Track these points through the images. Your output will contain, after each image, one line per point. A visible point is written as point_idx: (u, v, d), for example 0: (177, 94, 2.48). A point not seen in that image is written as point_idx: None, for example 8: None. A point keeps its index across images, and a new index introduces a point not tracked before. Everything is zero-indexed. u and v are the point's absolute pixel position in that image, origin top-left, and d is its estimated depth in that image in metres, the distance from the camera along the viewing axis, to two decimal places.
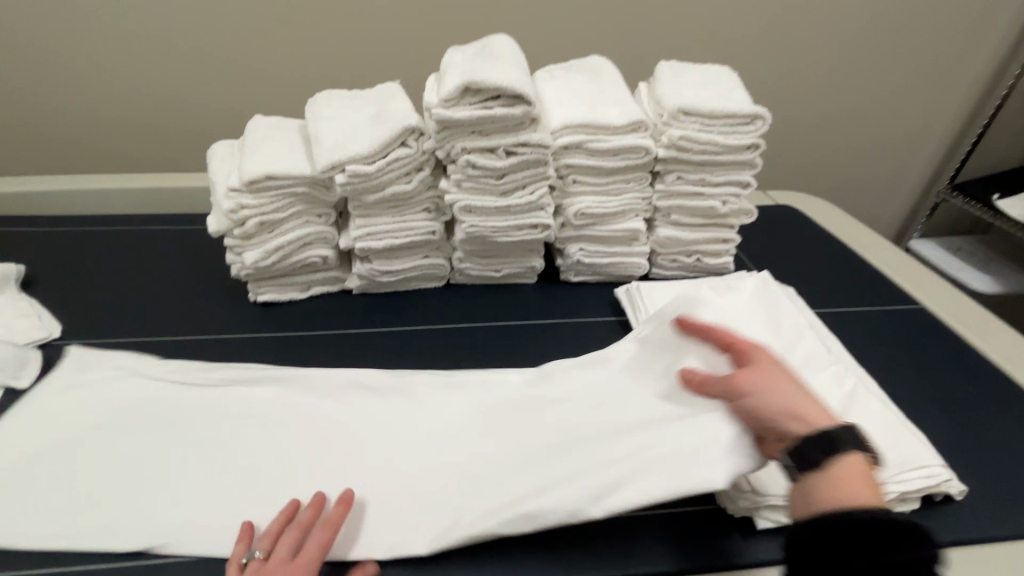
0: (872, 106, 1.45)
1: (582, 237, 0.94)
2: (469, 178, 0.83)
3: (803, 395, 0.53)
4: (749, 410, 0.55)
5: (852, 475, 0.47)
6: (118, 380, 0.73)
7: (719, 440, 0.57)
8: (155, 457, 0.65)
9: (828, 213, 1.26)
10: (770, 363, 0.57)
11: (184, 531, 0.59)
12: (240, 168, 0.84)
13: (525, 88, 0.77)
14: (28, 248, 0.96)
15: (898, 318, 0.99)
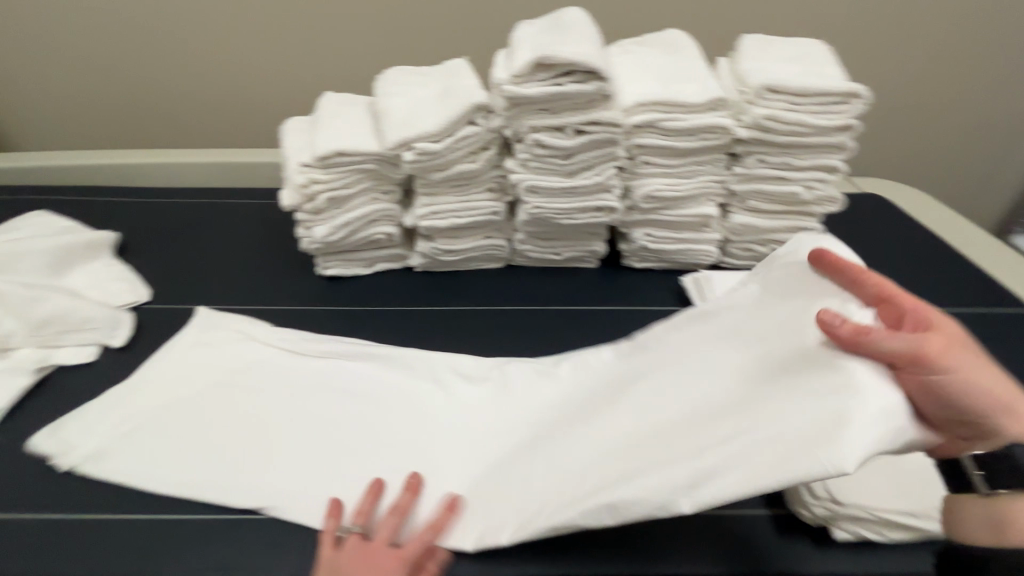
0: (985, 85, 1.29)
1: (649, 221, 0.90)
2: (536, 157, 0.81)
3: (991, 375, 0.48)
4: (957, 391, 0.46)
5: None
6: (205, 344, 0.76)
7: (843, 416, 0.45)
8: (249, 422, 0.68)
9: (927, 203, 1.14)
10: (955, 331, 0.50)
11: (275, 497, 0.61)
12: (313, 145, 0.85)
13: (599, 64, 0.73)
14: (122, 219, 1.02)
15: (1006, 322, 0.88)
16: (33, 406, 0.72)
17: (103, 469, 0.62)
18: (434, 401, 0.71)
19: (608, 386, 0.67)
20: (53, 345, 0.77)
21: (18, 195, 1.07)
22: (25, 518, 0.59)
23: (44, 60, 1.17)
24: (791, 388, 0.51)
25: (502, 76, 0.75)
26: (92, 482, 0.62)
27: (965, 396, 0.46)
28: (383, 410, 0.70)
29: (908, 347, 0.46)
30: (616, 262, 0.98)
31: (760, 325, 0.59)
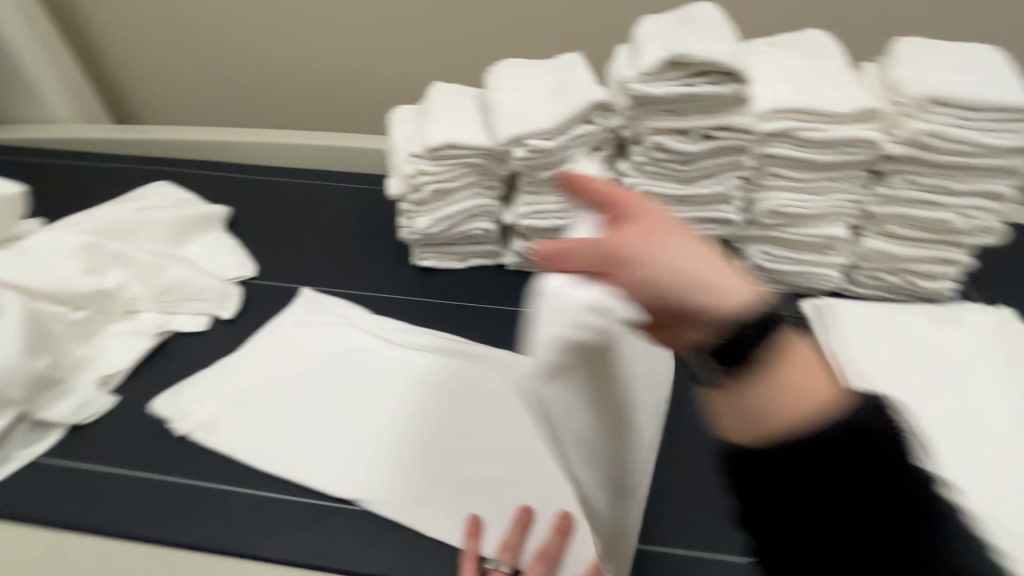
0: None
1: (767, 238, 0.83)
2: (653, 162, 0.76)
3: (684, 260, 0.40)
4: (642, 281, 0.39)
5: (796, 378, 0.37)
6: (311, 326, 0.78)
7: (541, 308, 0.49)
8: (351, 411, 0.68)
9: None
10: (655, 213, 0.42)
11: (374, 491, 0.61)
12: (422, 135, 0.85)
13: (740, 65, 0.67)
14: (234, 195, 1.07)
15: None
16: (153, 367, 0.76)
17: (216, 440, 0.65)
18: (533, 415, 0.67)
19: None
20: (172, 311, 0.81)
21: (144, 164, 1.15)
22: (145, 477, 0.63)
23: (174, 39, 1.25)
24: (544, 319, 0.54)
25: (630, 73, 0.71)
26: (206, 449, 0.65)
27: (653, 271, 0.39)
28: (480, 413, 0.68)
29: (598, 253, 0.40)
30: None
31: None
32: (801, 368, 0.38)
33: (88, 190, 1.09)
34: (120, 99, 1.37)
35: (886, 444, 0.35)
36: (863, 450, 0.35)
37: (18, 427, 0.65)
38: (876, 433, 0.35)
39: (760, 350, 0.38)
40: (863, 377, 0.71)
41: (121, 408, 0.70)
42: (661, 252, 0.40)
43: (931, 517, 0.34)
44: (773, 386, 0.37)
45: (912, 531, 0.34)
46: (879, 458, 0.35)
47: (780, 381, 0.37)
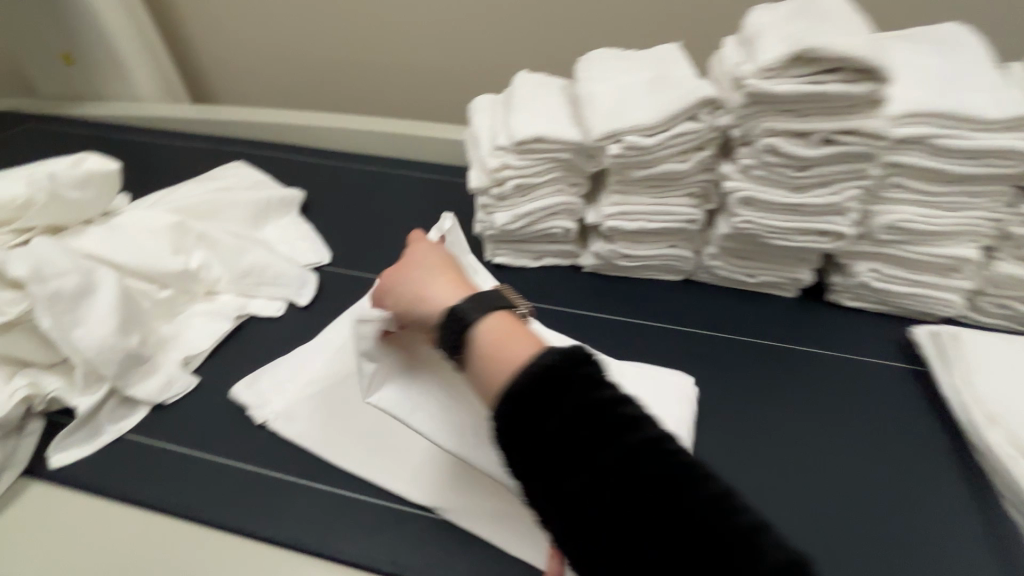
0: None
1: (881, 255, 0.75)
2: (761, 166, 0.70)
3: (431, 283, 0.54)
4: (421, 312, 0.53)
5: (494, 347, 0.46)
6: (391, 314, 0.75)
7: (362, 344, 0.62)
8: None
9: None
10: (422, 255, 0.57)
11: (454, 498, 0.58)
12: (508, 127, 0.81)
13: (880, 61, 0.60)
14: (308, 180, 1.07)
15: None
16: (230, 350, 0.76)
17: (294, 433, 0.64)
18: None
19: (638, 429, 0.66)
20: (249, 294, 0.81)
21: (223, 145, 1.17)
22: (226, 463, 0.63)
23: (255, 20, 1.25)
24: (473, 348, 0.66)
25: (749, 67, 0.64)
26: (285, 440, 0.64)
27: (411, 296, 0.54)
28: None
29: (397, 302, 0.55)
30: (821, 296, 0.83)
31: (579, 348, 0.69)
32: (505, 332, 0.47)
33: (171, 167, 1.11)
34: (201, 78, 1.40)
35: (591, 387, 0.41)
36: (556, 396, 0.40)
37: (108, 402, 0.66)
38: (563, 374, 0.41)
39: (473, 326, 0.47)
40: (997, 417, 0.63)
41: (202, 389, 0.71)
42: (409, 274, 0.56)
43: (660, 456, 0.38)
44: (481, 352, 0.46)
45: (634, 468, 0.38)
46: (618, 407, 0.40)
47: (487, 350, 0.46)
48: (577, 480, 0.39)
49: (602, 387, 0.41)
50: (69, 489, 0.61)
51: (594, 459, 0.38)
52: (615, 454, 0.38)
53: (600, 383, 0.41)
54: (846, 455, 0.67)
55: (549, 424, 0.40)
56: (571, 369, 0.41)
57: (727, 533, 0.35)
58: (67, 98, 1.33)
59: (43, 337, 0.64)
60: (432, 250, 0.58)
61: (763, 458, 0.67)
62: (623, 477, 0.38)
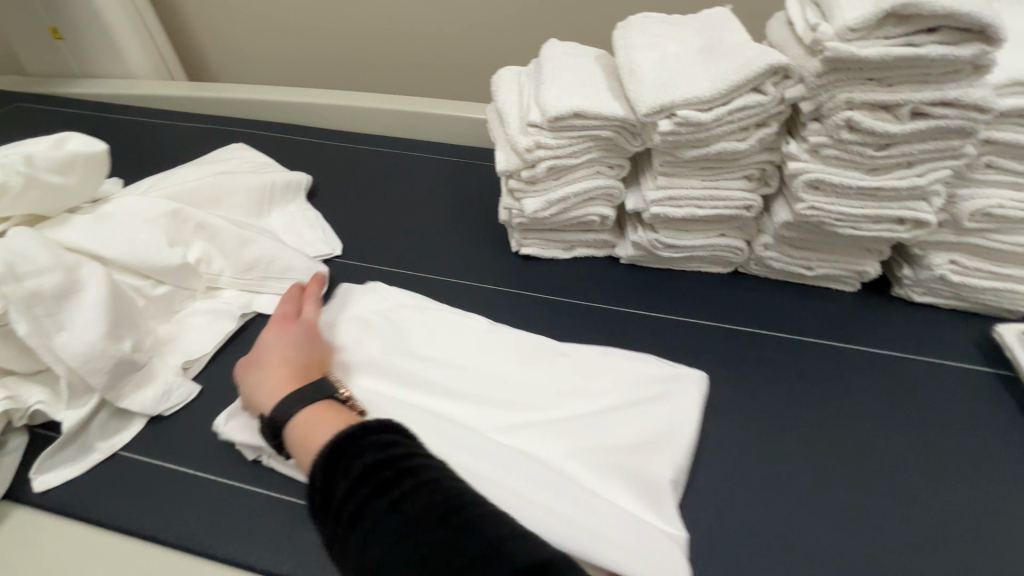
0: None
1: (963, 245, 0.67)
2: (836, 143, 0.61)
3: (268, 385, 0.54)
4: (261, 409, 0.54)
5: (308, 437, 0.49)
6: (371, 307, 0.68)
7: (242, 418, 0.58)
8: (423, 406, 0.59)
9: None
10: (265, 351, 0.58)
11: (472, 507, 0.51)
12: (539, 101, 0.72)
13: (993, 16, 0.51)
14: (315, 163, 0.99)
15: None
16: (232, 353, 0.69)
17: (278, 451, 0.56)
18: (616, 414, 0.58)
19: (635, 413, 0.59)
20: (254, 290, 0.74)
21: (223, 126, 1.08)
22: (233, 486, 0.56)
23: None
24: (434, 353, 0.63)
25: (829, 28, 0.55)
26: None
27: (250, 402, 0.56)
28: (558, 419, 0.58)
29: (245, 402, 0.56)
30: (889, 290, 0.75)
31: (529, 351, 0.65)
32: (318, 418, 0.50)
33: (167, 149, 1.03)
34: (197, 54, 1.30)
35: (376, 451, 0.42)
36: (344, 463, 0.42)
37: (98, 415, 0.59)
38: (344, 442, 0.43)
39: (289, 421, 0.51)
40: None
41: (203, 399, 0.64)
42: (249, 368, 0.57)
43: (424, 495, 0.38)
44: (296, 444, 0.50)
45: (402, 510, 0.38)
46: (397, 461, 0.41)
47: (298, 442, 0.49)
48: (353, 537, 0.38)
49: (385, 445, 0.42)
50: (55, 516, 0.54)
51: (366, 509, 0.39)
52: (381, 504, 0.38)
53: (387, 444, 0.42)
54: (925, 470, 0.60)
55: (339, 488, 0.41)
56: (357, 434, 0.43)
57: (470, 548, 0.35)
58: (55, 76, 1.24)
59: (22, 344, 0.56)
60: (274, 344, 0.58)
61: (838, 475, 0.59)
62: (387, 521, 0.38)
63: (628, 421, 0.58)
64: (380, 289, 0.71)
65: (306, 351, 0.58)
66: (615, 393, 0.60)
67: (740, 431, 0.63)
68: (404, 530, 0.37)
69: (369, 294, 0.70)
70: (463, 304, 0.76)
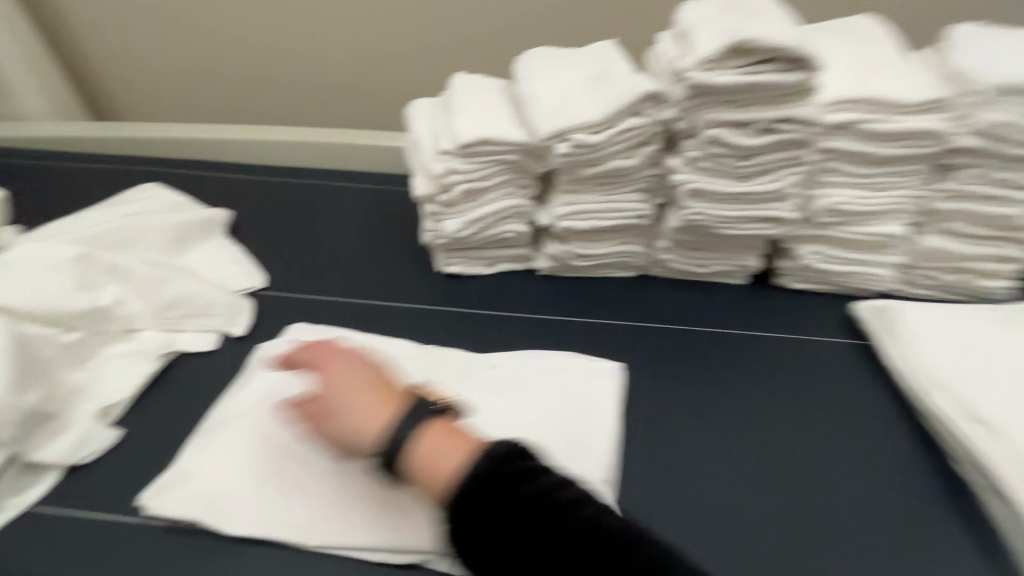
0: None
1: (821, 237, 0.78)
2: (707, 157, 0.70)
3: (364, 415, 0.54)
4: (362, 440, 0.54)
5: (433, 460, 0.51)
6: (282, 345, 0.70)
7: (167, 478, 0.56)
8: None
9: None
10: (332, 380, 0.57)
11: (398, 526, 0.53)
12: (449, 130, 0.77)
13: (810, 50, 0.62)
14: (235, 198, 0.99)
15: None
16: (156, 394, 0.68)
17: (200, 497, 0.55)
18: (543, 423, 0.64)
19: (561, 416, 0.64)
20: (175, 330, 0.73)
21: (136, 166, 1.05)
22: (165, 525, 0.55)
23: (159, 29, 1.14)
24: None
25: (687, 61, 0.65)
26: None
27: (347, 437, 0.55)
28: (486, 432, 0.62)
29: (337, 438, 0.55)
30: (771, 280, 0.86)
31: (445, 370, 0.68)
32: (442, 443, 0.52)
33: (72, 192, 0.99)
34: (99, 93, 1.25)
35: (520, 481, 0.47)
36: (496, 489, 0.47)
37: (7, 472, 0.57)
38: (496, 472, 0.48)
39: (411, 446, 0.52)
40: (940, 386, 0.65)
41: (128, 443, 0.62)
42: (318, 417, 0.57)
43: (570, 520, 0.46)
44: (417, 467, 0.52)
45: (534, 535, 0.45)
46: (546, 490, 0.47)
47: (423, 465, 0.51)
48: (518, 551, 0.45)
49: (525, 474, 0.48)
50: None
51: (503, 526, 0.46)
52: (546, 526, 0.45)
53: (534, 474, 0.48)
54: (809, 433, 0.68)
55: (490, 510, 0.47)
56: (497, 467, 0.48)
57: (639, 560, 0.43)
58: None
59: None
60: (346, 374, 0.58)
61: (739, 446, 0.67)
62: (548, 541, 0.45)
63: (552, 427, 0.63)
64: (298, 329, 0.73)
65: (370, 373, 0.59)
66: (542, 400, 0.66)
67: (651, 417, 0.69)
68: (565, 549, 0.44)
69: (285, 334, 0.72)
70: (393, 325, 0.79)
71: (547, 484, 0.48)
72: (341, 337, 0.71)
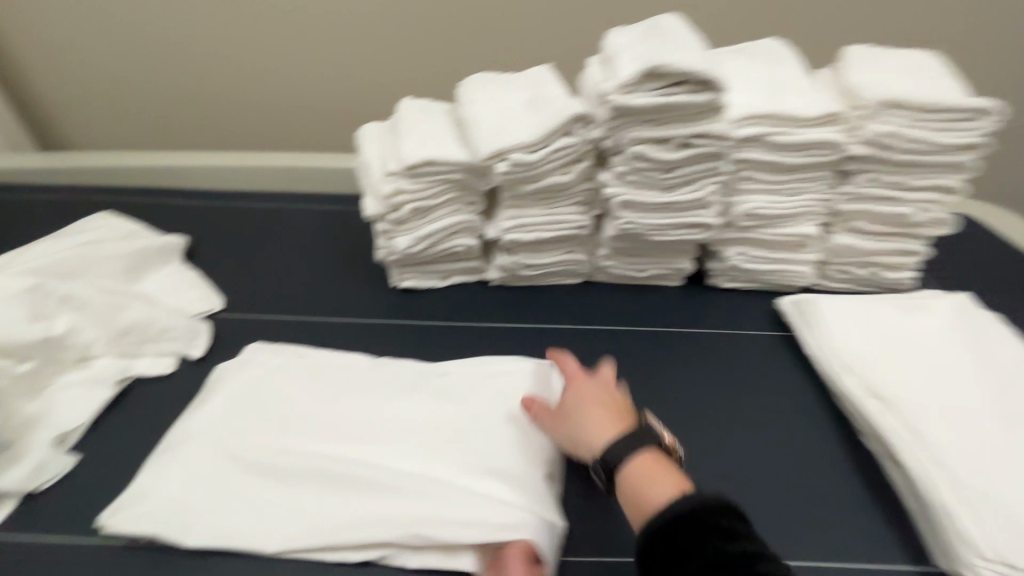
0: None
1: (744, 239, 0.86)
2: (633, 171, 0.77)
3: (599, 430, 0.59)
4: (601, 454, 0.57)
5: (640, 487, 0.53)
6: (239, 363, 0.72)
7: (130, 496, 0.58)
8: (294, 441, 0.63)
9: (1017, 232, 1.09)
10: (593, 394, 0.62)
11: (349, 527, 0.56)
12: (397, 152, 0.82)
13: (716, 75, 0.69)
14: (191, 223, 1.00)
15: None
16: (114, 418, 0.69)
17: (159, 513, 0.57)
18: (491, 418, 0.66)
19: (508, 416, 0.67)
20: (132, 355, 0.75)
21: (89, 195, 1.06)
22: (127, 543, 0.57)
23: (107, 59, 1.15)
24: (302, 393, 0.68)
25: (608, 85, 0.71)
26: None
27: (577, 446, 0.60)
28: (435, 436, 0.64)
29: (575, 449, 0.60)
30: (705, 281, 0.93)
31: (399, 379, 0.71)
32: (651, 475, 0.53)
33: (22, 223, 0.99)
34: (46, 124, 1.24)
35: (722, 538, 0.45)
36: (696, 538, 0.46)
37: None
38: (693, 515, 0.47)
39: (620, 467, 0.55)
40: (845, 367, 0.72)
41: (87, 467, 0.64)
42: (560, 423, 0.63)
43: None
44: (627, 492, 0.54)
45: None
46: (732, 546, 0.45)
47: (629, 490, 0.53)
48: None
49: (729, 531, 0.46)
50: None
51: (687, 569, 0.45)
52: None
53: (733, 529, 0.46)
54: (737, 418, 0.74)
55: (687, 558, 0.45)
56: (703, 513, 0.47)
57: None
58: None
59: None
60: (591, 392, 0.63)
61: (674, 433, 0.72)
62: None
63: (500, 426, 0.65)
64: (256, 349, 0.75)
65: (608, 391, 0.63)
66: (493, 403, 0.68)
67: None
68: None
69: (243, 353, 0.74)
70: (351, 340, 0.82)
71: (726, 534, 0.46)
72: (298, 353, 0.74)
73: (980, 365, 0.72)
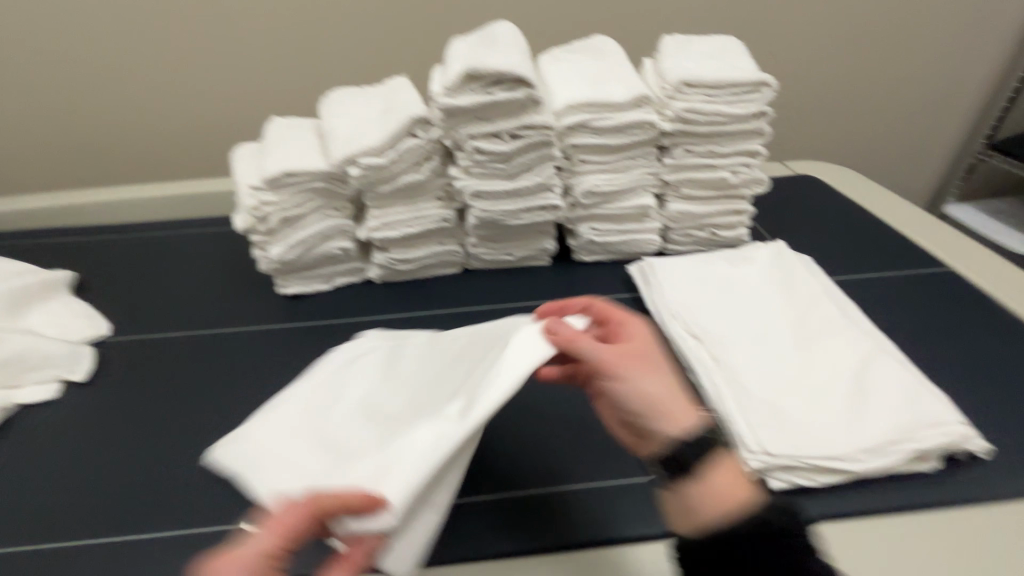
0: (884, 79, 1.44)
1: (593, 216, 0.96)
2: (476, 164, 0.86)
3: (668, 389, 0.52)
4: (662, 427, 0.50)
5: (719, 491, 0.48)
6: (349, 351, 0.77)
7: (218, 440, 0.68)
8: (341, 402, 0.68)
9: (845, 189, 1.27)
10: (645, 351, 0.55)
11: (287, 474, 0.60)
12: (262, 167, 0.89)
13: (525, 72, 0.79)
14: (80, 258, 1.03)
15: (914, 283, 0.98)
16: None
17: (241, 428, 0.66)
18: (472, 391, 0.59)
19: (468, 383, 0.60)
20: (12, 386, 0.77)
21: None
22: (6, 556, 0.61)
23: None
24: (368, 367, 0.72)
25: (436, 90, 0.81)
26: (87, 509, 0.66)
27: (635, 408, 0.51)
28: (429, 398, 0.63)
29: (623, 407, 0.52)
30: (570, 257, 1.02)
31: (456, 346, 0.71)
32: (733, 481, 0.48)
33: None
34: None
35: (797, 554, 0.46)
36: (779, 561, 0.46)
37: None
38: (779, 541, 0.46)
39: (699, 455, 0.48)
40: (674, 315, 0.82)
41: None
42: (610, 374, 0.53)
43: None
44: (705, 492, 0.48)
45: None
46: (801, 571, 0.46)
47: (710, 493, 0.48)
48: None
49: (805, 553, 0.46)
50: None
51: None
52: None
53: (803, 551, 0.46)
54: None
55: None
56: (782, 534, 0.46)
57: None
58: None
59: None
60: (650, 346, 0.56)
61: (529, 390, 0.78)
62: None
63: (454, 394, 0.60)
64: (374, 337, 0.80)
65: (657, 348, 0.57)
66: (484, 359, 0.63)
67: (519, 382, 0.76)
68: None
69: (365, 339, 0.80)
70: (238, 347, 0.87)
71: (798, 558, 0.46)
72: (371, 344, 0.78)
73: (788, 300, 0.83)
